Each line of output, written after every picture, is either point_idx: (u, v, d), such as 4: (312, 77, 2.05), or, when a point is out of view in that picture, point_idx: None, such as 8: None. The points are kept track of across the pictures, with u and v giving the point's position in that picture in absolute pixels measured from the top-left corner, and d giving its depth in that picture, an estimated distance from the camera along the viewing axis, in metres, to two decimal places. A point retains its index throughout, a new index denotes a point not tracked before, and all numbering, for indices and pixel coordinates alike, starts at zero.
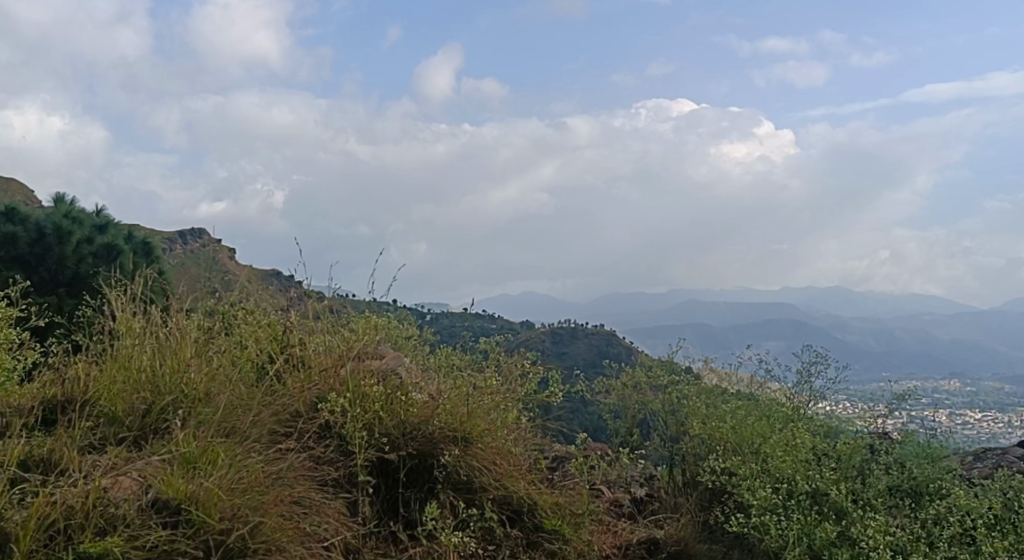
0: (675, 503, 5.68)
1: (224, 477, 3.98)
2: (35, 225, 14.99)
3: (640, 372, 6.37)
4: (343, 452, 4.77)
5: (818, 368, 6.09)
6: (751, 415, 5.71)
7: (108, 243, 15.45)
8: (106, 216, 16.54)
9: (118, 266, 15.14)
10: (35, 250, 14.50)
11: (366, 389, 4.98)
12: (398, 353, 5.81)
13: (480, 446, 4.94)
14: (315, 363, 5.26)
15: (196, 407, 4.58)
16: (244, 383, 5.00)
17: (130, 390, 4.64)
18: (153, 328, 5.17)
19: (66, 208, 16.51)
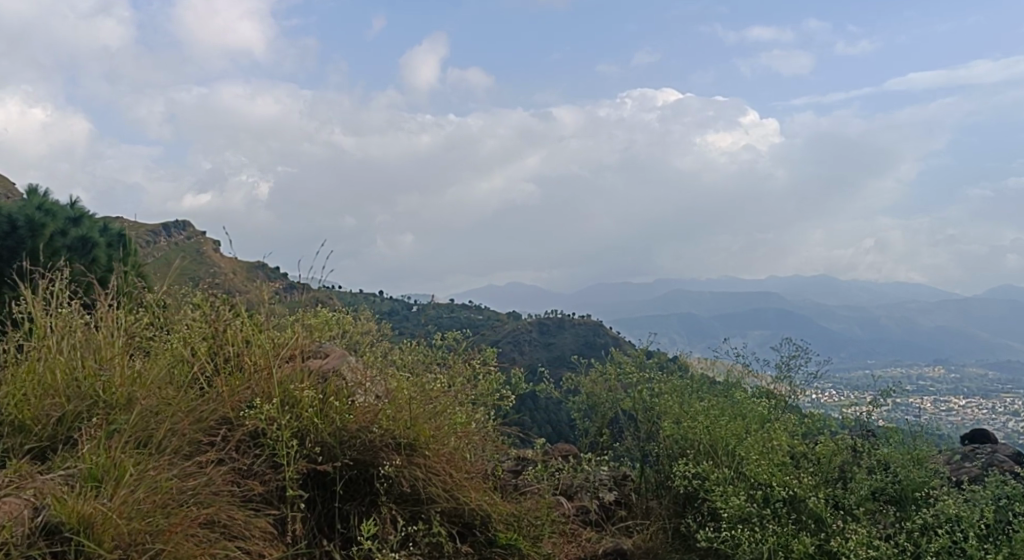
0: (646, 509, 5.60)
1: (126, 498, 3.81)
2: (7, 216, 15.21)
3: (609, 369, 6.23)
4: (273, 464, 4.59)
5: (798, 361, 6.02)
6: (725, 415, 5.60)
7: (81, 236, 15.54)
8: (82, 208, 16.59)
9: (91, 260, 15.24)
10: (6, 242, 14.64)
11: (299, 391, 4.81)
12: (341, 352, 5.64)
13: (426, 453, 4.80)
14: (250, 364, 5.07)
15: (110, 415, 4.44)
16: (170, 385, 4.83)
17: (41, 399, 4.52)
18: (74, 329, 5.03)
19: (39, 199, 16.64)
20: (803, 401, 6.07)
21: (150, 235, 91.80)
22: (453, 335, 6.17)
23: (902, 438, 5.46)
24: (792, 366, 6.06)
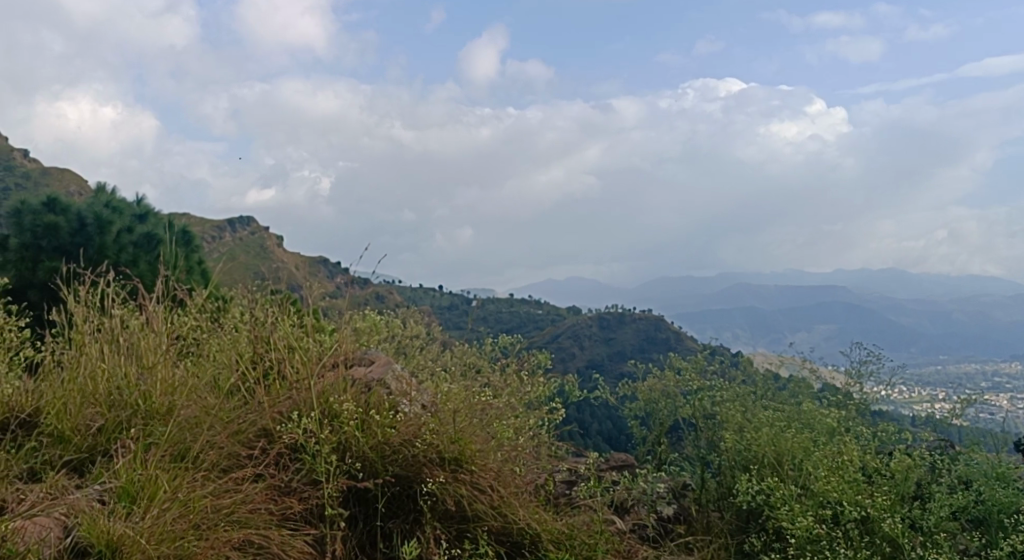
0: (708, 525, 5.39)
1: (159, 519, 3.85)
2: (77, 214, 16.28)
3: (669, 377, 6.17)
4: (311, 481, 4.57)
5: (870, 367, 5.84)
6: (789, 427, 5.45)
7: (146, 234, 16.75)
8: (146, 207, 17.82)
9: (154, 257, 16.42)
10: (77, 240, 15.93)
11: (342, 402, 4.86)
12: (389, 362, 5.69)
13: (470, 469, 4.78)
14: (291, 373, 5.11)
15: (149, 429, 4.53)
16: (210, 395, 4.91)
17: (83, 410, 4.64)
18: (117, 335, 5.15)
19: (107, 198, 17.72)
20: (875, 405, 5.87)
21: (217, 230, 95.37)
22: (507, 339, 6.32)
23: (984, 450, 5.25)
24: (863, 374, 5.93)
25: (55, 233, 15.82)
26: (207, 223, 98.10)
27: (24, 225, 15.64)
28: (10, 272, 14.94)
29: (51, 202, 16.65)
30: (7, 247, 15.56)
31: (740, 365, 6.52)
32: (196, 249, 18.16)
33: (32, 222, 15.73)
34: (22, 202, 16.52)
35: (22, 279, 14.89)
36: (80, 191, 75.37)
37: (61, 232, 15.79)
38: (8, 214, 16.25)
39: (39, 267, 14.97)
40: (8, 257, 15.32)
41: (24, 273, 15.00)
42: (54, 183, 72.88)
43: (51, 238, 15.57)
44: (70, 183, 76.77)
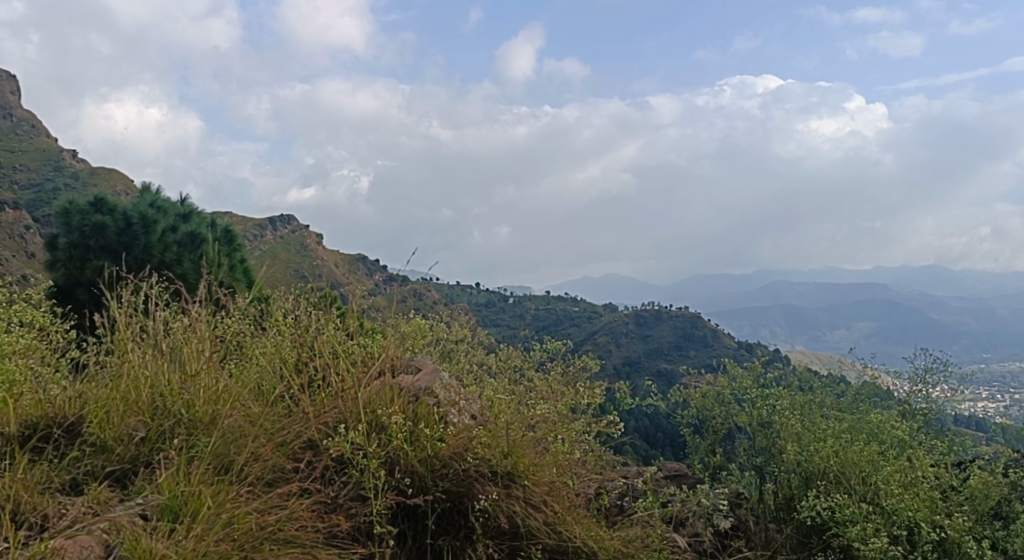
0: (767, 538, 5.27)
1: (205, 538, 3.86)
2: (122, 214, 16.62)
3: (725, 382, 6.18)
4: (358, 497, 4.58)
5: (936, 375, 5.87)
6: (856, 438, 5.33)
7: (189, 233, 17.03)
8: (190, 206, 18.11)
9: (198, 256, 16.72)
10: (123, 239, 16.26)
11: (388, 412, 4.87)
12: (435, 368, 5.67)
13: (523, 485, 4.75)
14: (335, 382, 5.12)
15: (191, 441, 4.56)
16: (255, 406, 4.93)
17: (125, 417, 4.68)
18: (158, 342, 5.20)
19: (151, 197, 18.06)
20: (944, 413, 5.90)
21: (258, 227, 97.47)
22: (555, 345, 6.32)
23: None
24: (930, 380, 5.90)
25: (102, 233, 16.14)
26: (249, 221, 99.96)
27: (72, 224, 15.97)
28: (58, 270, 15.34)
29: (97, 201, 16.98)
30: (56, 245, 15.94)
31: (797, 371, 6.50)
32: (238, 248, 18.43)
33: (81, 221, 16.05)
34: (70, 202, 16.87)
35: (71, 277, 15.28)
36: (127, 191, 77.20)
37: (107, 231, 16.09)
38: (57, 214, 16.61)
39: (87, 266, 15.36)
40: (57, 255, 15.71)
41: (72, 271, 15.40)
42: (102, 183, 74.77)
43: (99, 237, 15.87)
44: (117, 182, 78.69)
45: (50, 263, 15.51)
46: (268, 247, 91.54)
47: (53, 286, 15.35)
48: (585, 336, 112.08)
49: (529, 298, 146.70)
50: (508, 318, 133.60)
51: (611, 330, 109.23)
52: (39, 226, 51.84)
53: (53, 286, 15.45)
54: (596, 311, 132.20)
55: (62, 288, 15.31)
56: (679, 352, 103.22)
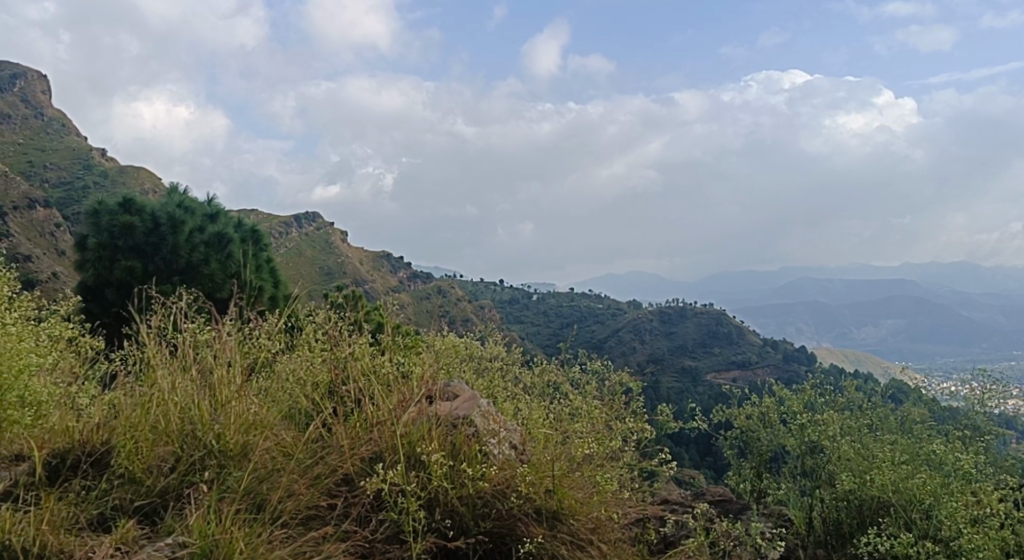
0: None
1: None
2: (150, 214, 16.73)
3: (772, 403, 6.27)
4: (396, 537, 4.57)
5: (992, 397, 5.99)
6: (915, 468, 5.28)
7: (216, 234, 17.18)
8: (217, 206, 18.27)
9: (225, 256, 16.89)
10: (151, 239, 16.43)
11: (425, 443, 4.85)
12: (474, 396, 5.69)
13: (566, 524, 4.74)
14: (372, 412, 5.09)
15: (222, 475, 4.58)
16: (290, 439, 4.94)
17: (155, 448, 4.69)
18: (187, 368, 5.21)
19: (180, 197, 18.18)
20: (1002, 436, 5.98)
21: (284, 224, 98.64)
22: (596, 365, 6.53)
23: None
24: (989, 400, 6.01)
25: (130, 232, 16.24)
26: (275, 219, 100.92)
27: (101, 225, 16.15)
28: (88, 269, 15.54)
29: (126, 200, 17.08)
30: (85, 245, 16.13)
31: (846, 390, 6.49)
32: (265, 248, 18.54)
33: (110, 222, 16.22)
34: (98, 200, 16.97)
35: (100, 277, 15.48)
36: (154, 190, 78.18)
37: (136, 232, 16.26)
38: (86, 213, 16.77)
39: (116, 266, 15.54)
40: (86, 255, 15.92)
41: (101, 270, 15.60)
42: (130, 182, 75.80)
43: (127, 238, 16.04)
44: (145, 181, 79.71)
45: (80, 263, 15.71)
46: (294, 245, 92.47)
47: (83, 285, 15.56)
48: (608, 333, 112.40)
49: (551, 295, 147.03)
50: (531, 315, 134.05)
51: (635, 328, 109.38)
52: (68, 224, 52.63)
53: (83, 285, 15.64)
54: (620, 308, 132.37)
55: (92, 287, 15.52)
56: (703, 350, 103.45)
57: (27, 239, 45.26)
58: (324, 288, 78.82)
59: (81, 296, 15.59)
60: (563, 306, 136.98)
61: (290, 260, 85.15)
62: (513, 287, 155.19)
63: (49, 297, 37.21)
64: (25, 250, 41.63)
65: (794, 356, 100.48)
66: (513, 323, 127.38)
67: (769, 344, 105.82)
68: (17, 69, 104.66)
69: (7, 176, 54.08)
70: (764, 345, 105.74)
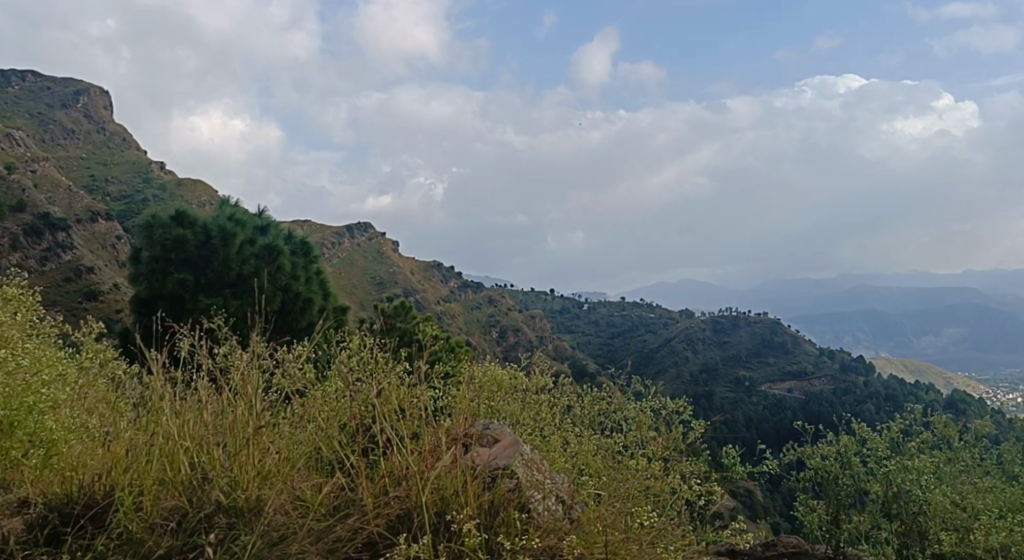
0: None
1: None
2: (202, 228, 17.01)
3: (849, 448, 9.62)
4: None
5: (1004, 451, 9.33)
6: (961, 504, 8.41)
7: (267, 246, 17.34)
8: (268, 218, 18.37)
9: (275, 268, 17.07)
10: (202, 253, 16.68)
11: (462, 502, 5.09)
12: (512, 443, 5.91)
13: None
14: (399, 468, 5.27)
15: (236, 535, 4.81)
16: (314, 494, 5.17)
17: (157, 503, 4.92)
18: (197, 407, 5.34)
19: (231, 209, 18.40)
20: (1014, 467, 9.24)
21: (337, 235, 99.86)
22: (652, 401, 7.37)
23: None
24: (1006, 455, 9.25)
25: (182, 246, 16.51)
26: (327, 230, 102.49)
27: (154, 238, 16.50)
28: (141, 283, 15.96)
29: (177, 214, 17.35)
30: (139, 258, 16.49)
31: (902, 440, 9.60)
32: (315, 260, 18.68)
33: (163, 235, 16.55)
34: (150, 214, 17.27)
35: (153, 289, 15.91)
36: (210, 202, 79.85)
37: (187, 245, 16.53)
38: (141, 227, 17.13)
39: (168, 279, 15.89)
40: (139, 268, 16.33)
41: (153, 284, 16.01)
42: (188, 194, 77.78)
43: (179, 251, 16.34)
44: (201, 193, 81.55)
45: (134, 275, 16.13)
46: (346, 255, 93.95)
47: (137, 297, 16.05)
48: (660, 343, 111.89)
49: (602, 304, 146.57)
50: (581, 324, 133.74)
51: (687, 337, 109.00)
52: (129, 236, 54.04)
53: (137, 297, 16.14)
54: (672, 317, 131.41)
55: (145, 301, 16.02)
56: (757, 359, 102.26)
57: (90, 251, 46.62)
58: (377, 299, 79.84)
59: (136, 308, 16.08)
60: (614, 316, 136.44)
61: (342, 271, 86.46)
62: (562, 297, 155.24)
63: (110, 309, 38.35)
64: (87, 263, 43.00)
65: (852, 366, 98.64)
66: (564, 333, 127.28)
67: (825, 354, 104.14)
68: (81, 86, 108.19)
69: (71, 190, 55.86)
70: (820, 354, 104.10)
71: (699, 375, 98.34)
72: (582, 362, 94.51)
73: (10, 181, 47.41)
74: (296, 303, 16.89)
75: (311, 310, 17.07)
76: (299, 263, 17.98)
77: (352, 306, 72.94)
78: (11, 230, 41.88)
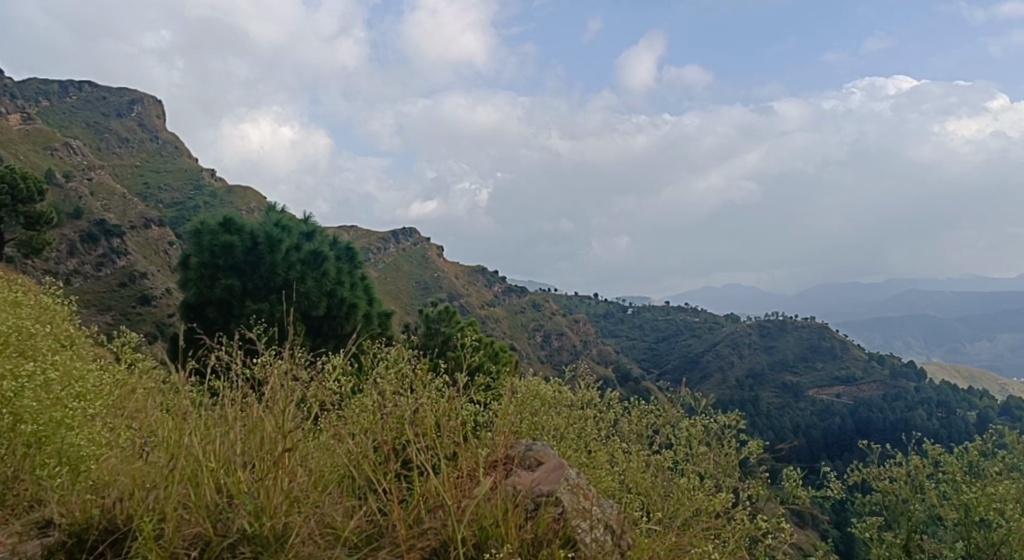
0: None
1: None
2: (249, 233, 17.25)
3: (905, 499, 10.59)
4: None
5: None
6: None
7: (312, 251, 17.60)
8: (313, 224, 18.61)
9: (320, 274, 17.36)
10: (249, 259, 16.98)
11: (504, 533, 4.98)
12: (555, 470, 5.89)
13: None
14: (438, 489, 5.21)
15: None
16: (349, 524, 5.14)
17: (179, 531, 4.93)
18: (225, 431, 5.39)
19: (277, 214, 18.60)
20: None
21: (382, 240, 100.93)
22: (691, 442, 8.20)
23: None
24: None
25: (230, 251, 16.80)
26: (373, 235, 103.74)
27: (203, 244, 16.88)
28: (190, 289, 16.39)
29: (225, 219, 17.58)
30: (188, 264, 16.93)
31: None
32: (359, 265, 18.90)
33: (211, 242, 16.90)
34: (199, 220, 17.57)
35: (201, 295, 16.32)
36: (259, 209, 81.39)
37: (235, 251, 16.84)
38: (190, 233, 17.49)
39: (216, 285, 16.27)
40: (188, 274, 16.79)
41: (202, 290, 16.43)
42: (238, 201, 79.45)
43: (227, 256, 16.66)
44: (250, 199, 83.19)
45: (183, 281, 16.58)
46: (391, 260, 95.01)
47: (186, 303, 16.49)
48: (705, 348, 111.00)
49: (647, 308, 145.79)
50: (626, 328, 133.17)
51: (733, 342, 108.04)
52: (181, 241, 55.27)
53: (187, 303, 16.57)
54: (717, 321, 130.09)
55: (194, 306, 16.46)
56: (805, 364, 100.68)
57: (143, 256, 47.75)
58: (422, 304, 80.65)
59: (185, 314, 16.53)
60: (659, 320, 135.62)
61: (388, 276, 87.45)
62: (606, 301, 154.98)
63: (162, 314, 39.29)
64: (141, 267, 44.09)
65: (902, 371, 96.55)
66: (608, 338, 126.96)
67: (874, 359, 102.10)
68: (135, 95, 111.15)
69: (126, 197, 57.34)
70: (869, 360, 101.96)
71: (745, 380, 97.32)
72: (626, 367, 94.12)
73: (67, 189, 48.87)
74: (340, 309, 17.10)
75: (355, 316, 17.25)
76: (344, 268, 18.21)
77: (397, 311, 73.67)
78: (69, 236, 43.12)
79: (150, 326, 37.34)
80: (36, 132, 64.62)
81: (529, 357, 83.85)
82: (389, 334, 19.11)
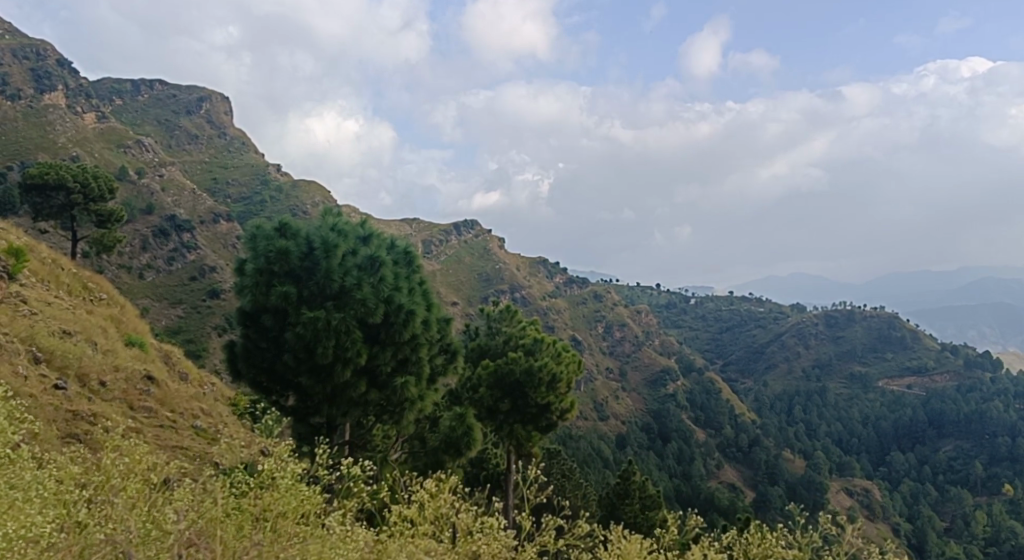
0: None
1: None
2: (306, 238, 16.23)
3: None
4: None
5: None
6: None
7: (370, 255, 16.31)
8: (372, 226, 16.93)
9: (378, 280, 16.11)
10: (306, 264, 16.07)
11: None
12: None
13: None
14: None
15: None
16: None
17: None
18: None
19: (335, 217, 17.15)
20: None
21: (443, 232, 102.16)
22: None
23: None
24: None
25: (286, 258, 15.96)
26: (435, 227, 104.72)
27: (258, 249, 16.09)
28: (246, 296, 15.98)
29: (281, 225, 16.60)
30: (244, 270, 16.31)
31: None
32: (419, 269, 17.44)
33: (266, 246, 16.06)
34: (257, 224, 16.77)
35: (257, 302, 15.92)
36: (322, 202, 82.78)
37: (291, 257, 15.97)
38: (247, 237, 16.64)
39: (271, 292, 15.72)
40: (244, 280, 16.16)
41: (258, 296, 16.01)
42: (301, 195, 81.04)
43: (283, 263, 15.90)
44: (315, 193, 84.58)
45: (239, 287, 16.07)
46: (452, 252, 95.74)
47: (243, 309, 16.23)
48: (771, 338, 109.32)
49: (710, 298, 143.62)
50: (689, 319, 132.02)
51: (799, 332, 106.13)
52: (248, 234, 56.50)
53: (243, 309, 16.30)
54: (783, 311, 127.70)
55: (251, 313, 16.21)
56: (875, 355, 98.05)
57: (214, 249, 49.21)
58: (483, 296, 81.13)
59: (242, 320, 16.37)
60: (723, 310, 133.68)
61: (449, 268, 88.06)
62: (669, 292, 153.97)
63: (230, 306, 40.27)
64: (210, 262, 45.32)
65: (977, 362, 93.06)
66: (670, 329, 125.79)
67: (948, 349, 98.46)
68: (204, 93, 113.75)
69: (195, 192, 58.77)
70: (942, 349, 98.61)
71: (812, 371, 95.51)
72: (689, 358, 93.14)
73: (140, 185, 50.52)
74: (399, 315, 15.94)
75: (414, 323, 16.06)
76: (402, 273, 16.83)
77: (459, 303, 74.36)
78: (141, 232, 44.39)
79: (219, 319, 38.28)
80: (109, 130, 66.88)
81: (591, 348, 84.39)
82: (450, 339, 18.21)
